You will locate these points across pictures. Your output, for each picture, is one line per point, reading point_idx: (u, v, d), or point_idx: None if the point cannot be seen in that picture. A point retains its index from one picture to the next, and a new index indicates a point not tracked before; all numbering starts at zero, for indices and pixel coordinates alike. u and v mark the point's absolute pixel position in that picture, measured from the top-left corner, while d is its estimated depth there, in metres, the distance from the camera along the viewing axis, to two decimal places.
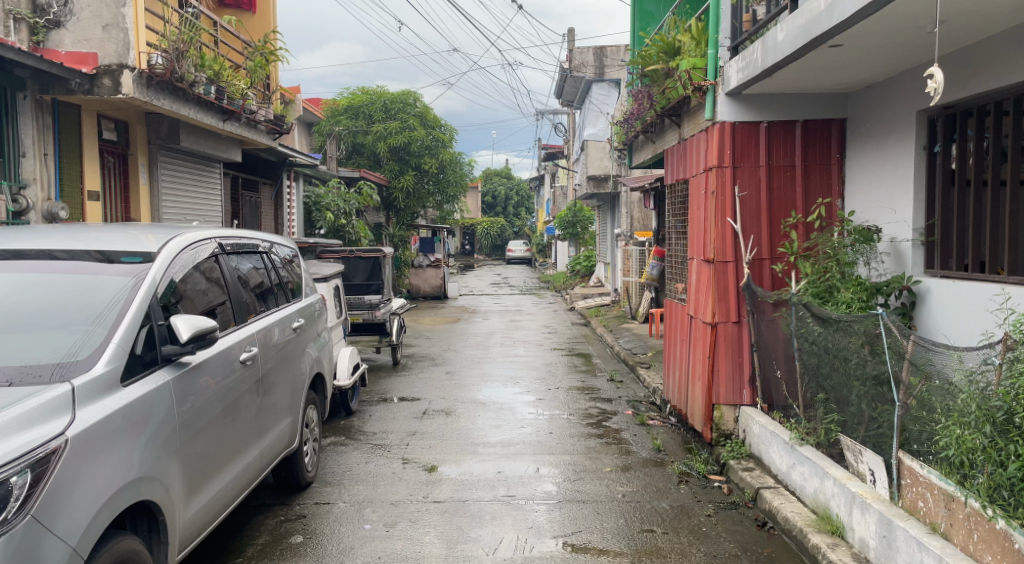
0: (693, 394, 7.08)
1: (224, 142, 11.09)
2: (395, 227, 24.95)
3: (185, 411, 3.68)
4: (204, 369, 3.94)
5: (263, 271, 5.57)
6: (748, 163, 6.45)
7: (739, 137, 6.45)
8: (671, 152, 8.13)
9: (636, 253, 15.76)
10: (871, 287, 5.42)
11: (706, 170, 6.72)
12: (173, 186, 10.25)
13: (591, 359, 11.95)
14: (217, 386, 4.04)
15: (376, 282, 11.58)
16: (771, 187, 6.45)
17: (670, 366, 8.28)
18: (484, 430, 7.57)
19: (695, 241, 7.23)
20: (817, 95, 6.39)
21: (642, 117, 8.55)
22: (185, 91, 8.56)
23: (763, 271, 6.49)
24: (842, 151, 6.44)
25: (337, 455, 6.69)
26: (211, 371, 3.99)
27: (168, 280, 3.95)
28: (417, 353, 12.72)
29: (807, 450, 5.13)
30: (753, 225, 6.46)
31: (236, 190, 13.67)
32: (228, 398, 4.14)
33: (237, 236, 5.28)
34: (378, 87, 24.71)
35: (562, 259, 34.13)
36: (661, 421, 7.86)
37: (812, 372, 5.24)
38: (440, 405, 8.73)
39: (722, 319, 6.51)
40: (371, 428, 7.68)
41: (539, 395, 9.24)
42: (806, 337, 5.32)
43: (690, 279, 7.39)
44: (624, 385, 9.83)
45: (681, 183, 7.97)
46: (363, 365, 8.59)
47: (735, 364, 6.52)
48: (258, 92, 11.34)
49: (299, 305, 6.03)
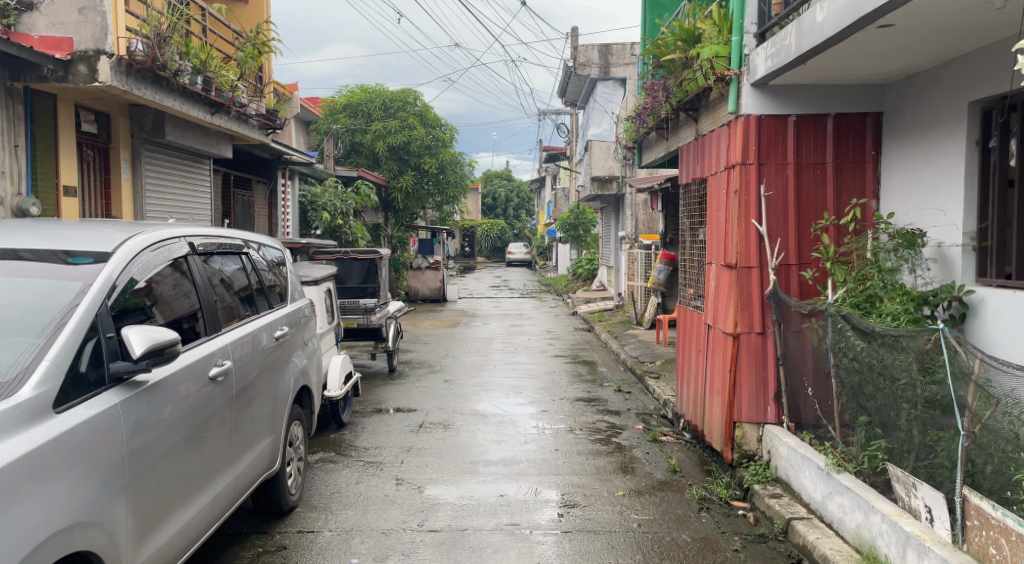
0: (712, 410, 6.55)
1: (213, 138, 10.56)
2: (393, 228, 24.44)
3: (138, 439, 3.14)
4: (165, 389, 3.38)
5: (246, 272, 5.05)
6: (774, 161, 5.93)
7: (765, 131, 5.93)
8: (686, 149, 7.62)
9: (642, 256, 15.25)
10: (917, 297, 4.90)
11: (727, 169, 6.20)
12: (158, 182, 9.72)
13: (596, 368, 11.41)
14: (183, 406, 3.51)
15: (372, 285, 11.03)
16: (799, 186, 5.95)
17: (684, 379, 7.75)
18: (485, 446, 7.04)
19: (714, 244, 6.71)
20: (849, 86, 5.87)
21: (656, 111, 8.04)
22: (168, 81, 7.97)
23: (790, 278, 5.97)
24: (877, 147, 5.92)
25: (325, 474, 6.16)
26: (176, 389, 3.46)
27: (127, 280, 3.43)
28: (414, 360, 12.17)
29: (846, 477, 4.61)
30: (779, 227, 5.95)
31: (227, 187, 13.13)
32: (194, 420, 3.59)
33: (215, 233, 4.77)
34: (378, 85, 24.15)
35: (564, 262, 33.62)
36: (675, 437, 7.34)
37: (852, 391, 4.71)
38: (438, 417, 8.20)
39: (745, 328, 5.99)
40: (363, 443, 7.15)
41: (543, 407, 8.70)
42: (845, 353, 4.79)
43: (708, 285, 6.86)
44: (632, 397, 9.30)
45: (698, 182, 7.45)
46: (357, 375, 8.07)
47: (759, 378, 6.00)
48: (250, 85, 10.80)
49: (284, 312, 5.46)
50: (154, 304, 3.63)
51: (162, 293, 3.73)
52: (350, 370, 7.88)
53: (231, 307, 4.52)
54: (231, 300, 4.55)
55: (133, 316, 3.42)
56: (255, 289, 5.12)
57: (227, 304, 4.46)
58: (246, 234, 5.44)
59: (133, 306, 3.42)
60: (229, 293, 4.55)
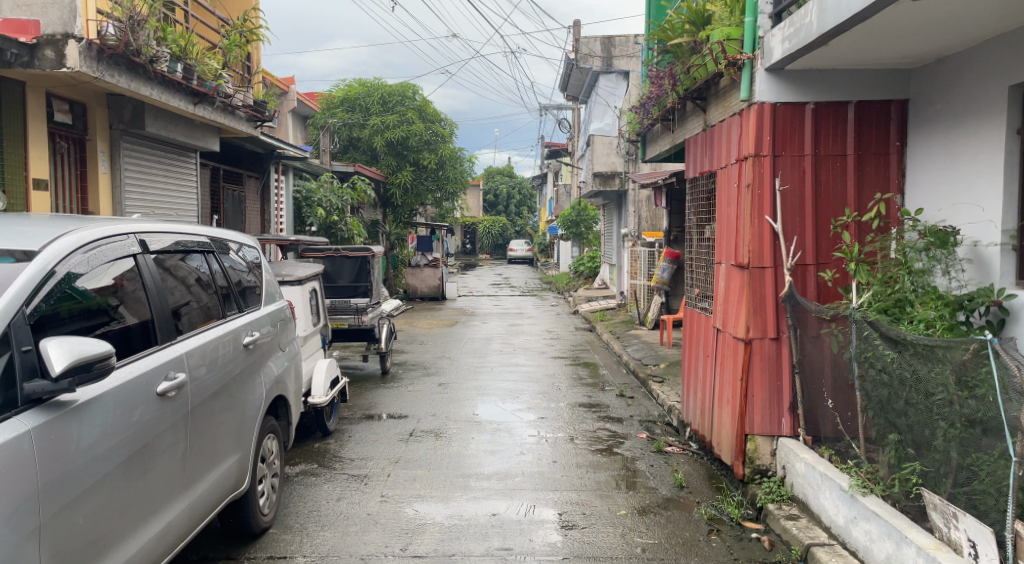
0: (721, 421, 6.10)
1: (198, 130, 10.12)
2: (392, 225, 24.02)
3: (49, 476, 2.73)
4: (93, 412, 2.96)
5: (219, 273, 4.68)
6: (790, 152, 5.49)
7: (780, 120, 5.48)
8: (694, 141, 7.16)
9: (646, 254, 14.78)
10: (952, 301, 4.43)
11: (739, 161, 5.75)
12: (139, 176, 9.28)
13: (598, 371, 10.95)
14: (120, 429, 3.11)
15: (363, 284, 10.57)
16: (817, 180, 5.51)
17: (691, 386, 7.30)
18: (478, 457, 6.60)
19: (723, 242, 6.27)
20: (873, 71, 5.40)
21: (661, 101, 7.58)
22: (144, 68, 7.52)
23: (807, 278, 5.52)
24: (901, 138, 5.46)
25: (305, 489, 5.72)
26: (110, 409, 3.06)
27: (63, 277, 3.12)
28: (408, 361, 11.71)
29: (873, 501, 4.18)
30: (795, 224, 5.50)
31: (216, 182, 12.67)
32: (131, 447, 3.17)
33: (187, 229, 4.42)
34: (377, 79, 23.66)
35: (565, 259, 33.15)
36: (681, 448, 6.89)
37: (880, 405, 4.27)
38: (430, 424, 7.75)
39: (759, 333, 5.55)
40: (349, 454, 6.70)
41: (541, 413, 8.25)
42: (872, 364, 4.34)
43: (717, 286, 6.41)
44: (635, 402, 8.85)
45: (707, 176, 7.00)
46: (344, 380, 7.63)
47: (773, 388, 5.55)
48: (236, 75, 10.35)
49: (258, 314, 4.99)
50: (122, 303, 3.45)
51: (135, 290, 3.57)
52: (336, 375, 7.44)
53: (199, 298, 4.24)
54: (200, 295, 4.28)
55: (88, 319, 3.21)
56: (229, 292, 4.72)
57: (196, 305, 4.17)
58: (221, 232, 5.04)
59: (87, 307, 3.21)
60: (202, 290, 4.34)
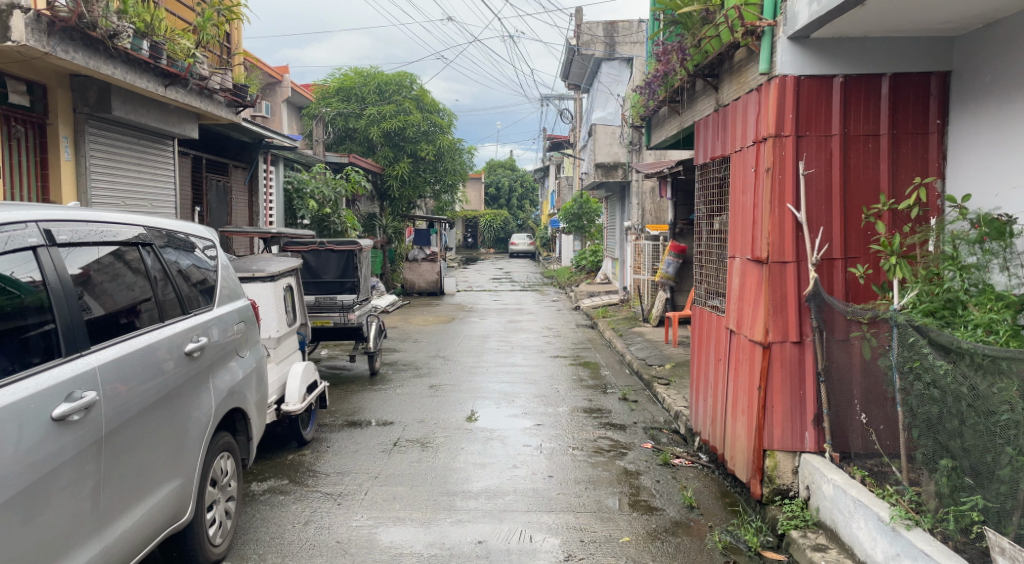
0: (736, 433, 5.49)
1: (174, 115, 9.55)
2: (389, 218, 23.42)
3: None
4: None
5: (183, 271, 4.29)
6: (816, 133, 4.87)
7: (804, 97, 4.86)
8: (705, 123, 6.54)
9: (650, 248, 14.18)
10: (1014, 302, 3.81)
11: (757, 142, 5.13)
12: (108, 163, 8.68)
13: (599, 371, 10.33)
14: None
15: (350, 279, 9.95)
16: (846, 163, 4.89)
17: (700, 391, 6.66)
18: (467, 472, 6.00)
19: (738, 234, 5.65)
20: (911, 39, 4.77)
21: (668, 79, 6.96)
22: (105, 44, 6.95)
23: (834, 275, 4.89)
24: (943, 116, 4.83)
25: (270, 511, 5.11)
26: None
27: None
28: (400, 361, 11.09)
29: (920, 536, 3.56)
30: (821, 214, 4.88)
31: (198, 172, 12.04)
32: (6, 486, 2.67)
33: (156, 222, 4.12)
34: (374, 68, 22.99)
35: (567, 253, 32.56)
36: (690, 461, 6.26)
37: (927, 425, 3.67)
38: (417, 433, 7.14)
39: (779, 337, 4.94)
40: (325, 468, 6.08)
41: (538, 419, 7.64)
42: (919, 376, 3.71)
43: (731, 284, 5.78)
44: (639, 407, 8.22)
45: (719, 162, 6.36)
46: (324, 383, 7.04)
47: (795, 398, 4.93)
48: (213, 57, 9.73)
49: (214, 315, 4.40)
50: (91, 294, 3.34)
51: (102, 284, 3.44)
52: (314, 378, 6.85)
53: (165, 290, 3.97)
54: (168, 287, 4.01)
55: (28, 318, 2.95)
56: (188, 289, 4.25)
57: (162, 300, 3.90)
58: (185, 225, 4.54)
59: (26, 303, 2.95)
60: (173, 284, 4.06)
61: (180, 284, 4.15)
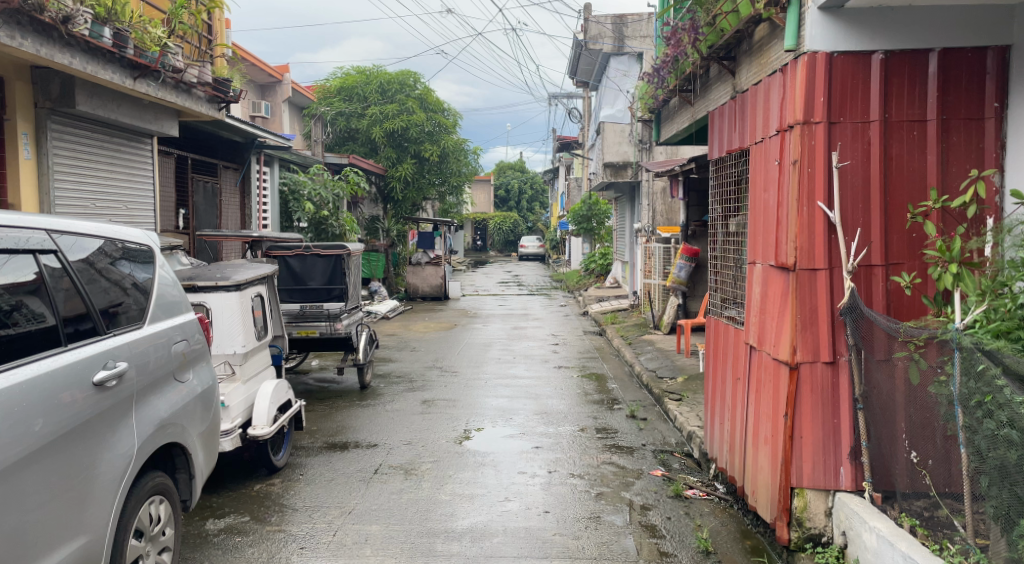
0: (758, 465, 4.80)
1: (150, 111, 8.97)
2: (392, 221, 22.78)
3: None
4: None
5: (137, 285, 3.88)
6: (851, 118, 4.19)
7: (838, 77, 4.17)
8: (721, 112, 5.83)
9: (660, 251, 13.48)
10: None
11: (782, 131, 4.45)
12: (77, 162, 8.10)
13: (606, 384, 9.62)
14: None
15: (338, 287, 9.25)
16: (888, 154, 4.19)
17: (717, 412, 5.96)
18: (452, 505, 5.34)
19: (759, 236, 4.97)
20: (963, 9, 4.08)
21: (679, 65, 6.30)
22: (58, 31, 6.40)
23: (873, 285, 4.20)
24: (1002, 98, 4.12)
25: (223, 557, 4.46)
26: None
27: None
28: (394, 373, 10.42)
29: None
30: (857, 213, 4.19)
31: (185, 172, 11.43)
32: None
33: (112, 232, 3.80)
34: (376, 67, 22.37)
35: (577, 256, 31.83)
36: (704, 492, 5.57)
37: (1000, 473, 3.06)
38: (402, 457, 6.47)
39: (809, 356, 4.25)
40: (294, 502, 5.42)
41: (537, 441, 6.95)
42: (990, 413, 3.11)
43: (751, 293, 5.10)
44: (649, 426, 7.52)
45: (737, 156, 5.64)
46: (299, 403, 6.43)
47: (828, 428, 4.24)
48: (191, 49, 9.12)
49: (147, 334, 3.77)
50: (35, 302, 3.15)
51: (52, 292, 3.25)
52: (287, 398, 6.24)
53: (119, 303, 3.66)
54: (123, 300, 3.71)
55: None
56: (140, 304, 3.84)
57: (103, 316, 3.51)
58: (140, 234, 4.06)
59: None
60: (121, 298, 3.69)
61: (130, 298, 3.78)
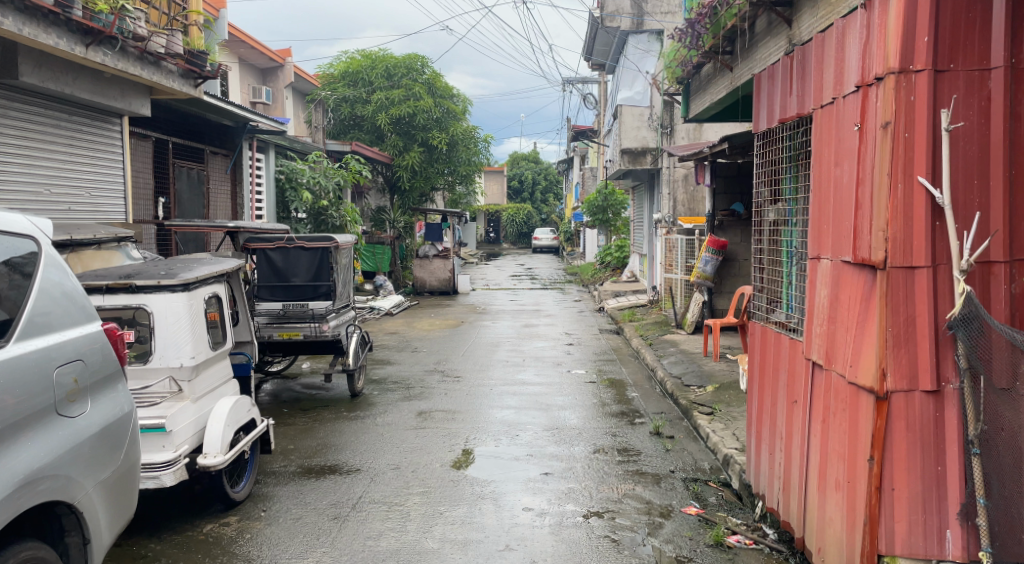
0: (826, 516, 3.78)
1: (115, 88, 7.99)
2: (398, 211, 21.80)
3: None
4: None
5: (64, 292, 3.23)
6: (964, 65, 3.18)
7: (949, 10, 3.16)
8: (772, 74, 4.80)
9: (683, 243, 12.43)
10: None
11: (865, 85, 3.43)
12: (27, 144, 7.16)
13: (626, 393, 8.60)
14: None
15: (324, 283, 8.28)
16: (1014, 114, 3.18)
17: (764, 437, 4.92)
18: (442, 555, 4.34)
19: (826, 225, 3.95)
20: None
21: (717, 20, 5.37)
22: None
23: (992, 287, 3.21)
24: None
25: None
26: None
27: None
28: (390, 378, 9.41)
29: None
30: (971, 192, 3.18)
31: (166, 158, 10.45)
32: None
33: (34, 230, 3.21)
34: (382, 50, 21.28)
35: (593, 249, 30.67)
36: (751, 539, 4.54)
37: None
38: (387, 487, 5.47)
39: (903, 384, 3.23)
40: (248, 550, 4.43)
41: (547, 466, 5.95)
42: None
43: (814, 297, 4.09)
44: (677, 447, 6.49)
45: (793, 127, 4.60)
46: (266, 421, 5.47)
47: (929, 477, 3.24)
48: (160, 16, 8.12)
49: (31, 353, 2.92)
50: None
51: None
52: (251, 416, 5.28)
53: (42, 311, 3.07)
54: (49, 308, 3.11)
55: None
56: (71, 312, 3.23)
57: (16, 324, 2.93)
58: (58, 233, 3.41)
59: None
60: (43, 304, 3.10)
61: (60, 305, 3.18)
